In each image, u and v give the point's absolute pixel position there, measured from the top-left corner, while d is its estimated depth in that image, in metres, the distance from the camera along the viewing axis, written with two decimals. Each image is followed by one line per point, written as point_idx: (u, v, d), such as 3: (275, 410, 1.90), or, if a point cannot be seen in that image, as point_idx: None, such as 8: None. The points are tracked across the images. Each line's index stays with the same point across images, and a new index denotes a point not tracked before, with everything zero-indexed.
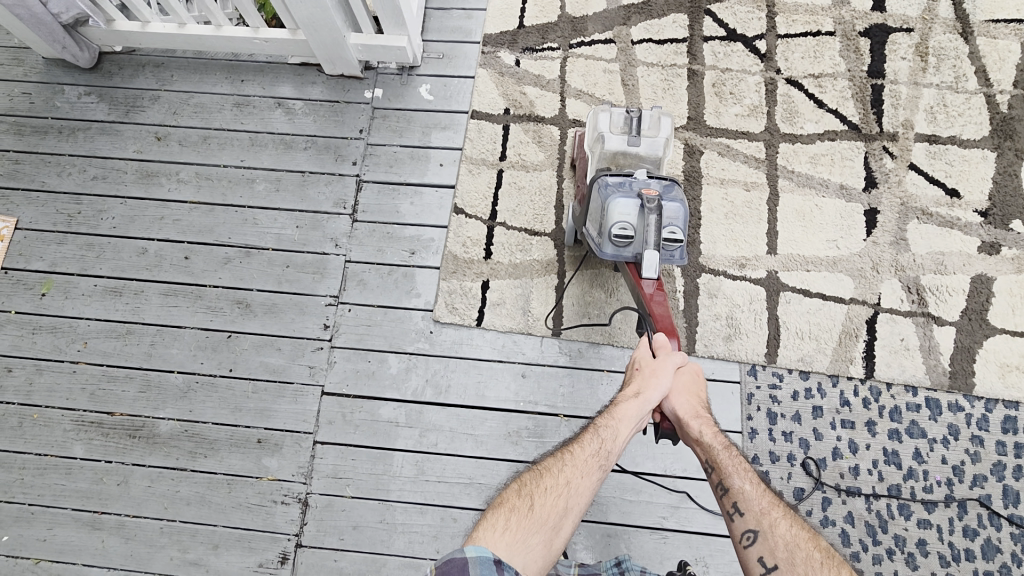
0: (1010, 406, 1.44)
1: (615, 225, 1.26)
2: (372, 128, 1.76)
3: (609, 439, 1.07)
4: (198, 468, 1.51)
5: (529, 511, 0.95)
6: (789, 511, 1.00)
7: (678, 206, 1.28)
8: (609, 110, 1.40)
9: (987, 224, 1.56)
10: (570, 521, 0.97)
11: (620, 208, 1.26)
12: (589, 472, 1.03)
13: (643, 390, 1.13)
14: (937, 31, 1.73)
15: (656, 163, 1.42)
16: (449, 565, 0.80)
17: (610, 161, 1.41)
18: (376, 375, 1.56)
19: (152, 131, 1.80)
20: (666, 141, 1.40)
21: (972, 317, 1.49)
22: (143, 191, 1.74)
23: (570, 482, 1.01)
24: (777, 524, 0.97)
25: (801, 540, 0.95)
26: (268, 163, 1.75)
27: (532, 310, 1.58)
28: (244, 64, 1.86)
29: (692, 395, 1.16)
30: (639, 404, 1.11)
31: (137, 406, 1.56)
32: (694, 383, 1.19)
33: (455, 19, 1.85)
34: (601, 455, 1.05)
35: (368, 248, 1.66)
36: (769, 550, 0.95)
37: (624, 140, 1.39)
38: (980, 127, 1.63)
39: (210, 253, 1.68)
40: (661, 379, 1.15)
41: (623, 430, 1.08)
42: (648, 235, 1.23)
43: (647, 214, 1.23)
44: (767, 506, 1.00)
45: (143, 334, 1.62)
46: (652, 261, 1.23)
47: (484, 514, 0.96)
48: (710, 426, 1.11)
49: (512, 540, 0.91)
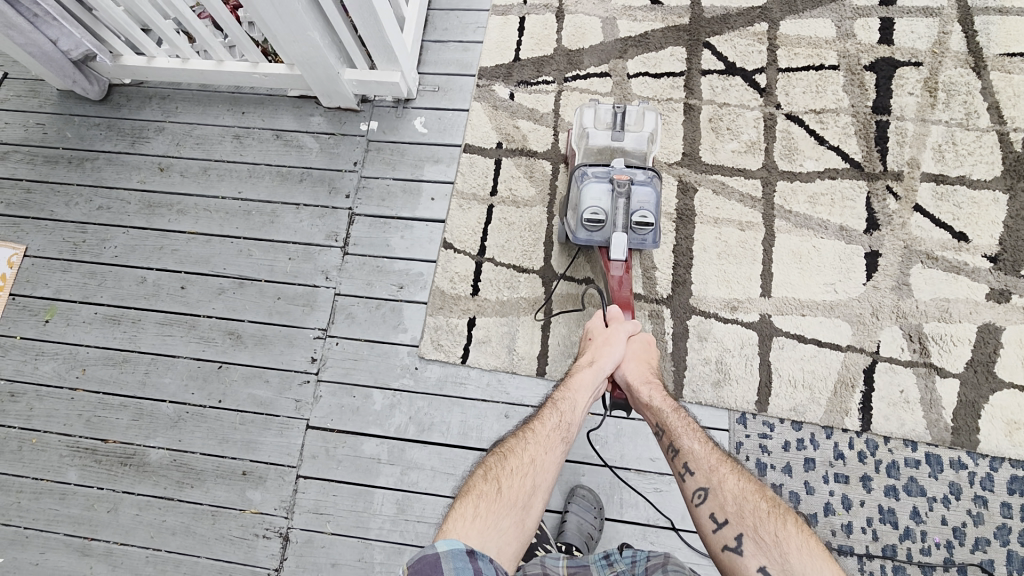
0: (1016, 465, 1.36)
1: (587, 209, 1.32)
2: (366, 160, 1.78)
3: (568, 411, 1.14)
4: (185, 498, 1.53)
5: (497, 495, 0.98)
6: (736, 466, 1.05)
7: (650, 191, 1.34)
8: (594, 106, 1.45)
9: (996, 270, 1.48)
10: (539, 498, 1.01)
11: (592, 193, 1.33)
12: (552, 447, 1.08)
13: (597, 360, 1.24)
14: (948, 65, 1.66)
15: (642, 158, 1.44)
16: (421, 564, 0.81)
17: (596, 157, 1.45)
18: (361, 410, 1.56)
19: (155, 162, 1.85)
20: (650, 135, 1.42)
21: (978, 369, 1.42)
22: (145, 221, 1.79)
23: (535, 460, 1.06)
24: (725, 479, 1.03)
25: (748, 492, 0.99)
26: (265, 195, 1.78)
27: (518, 349, 1.56)
28: (246, 96, 1.89)
29: (641, 361, 1.28)
30: (593, 372, 1.21)
31: (129, 435, 1.60)
32: (645, 351, 1.31)
33: (452, 51, 1.86)
34: (562, 428, 1.11)
35: (358, 281, 1.67)
36: (719, 505, 1.00)
37: (608, 135, 1.43)
38: (992, 166, 1.56)
39: (205, 283, 1.71)
40: (614, 346, 1.27)
41: (580, 399, 1.17)
42: (617, 218, 1.32)
43: (617, 198, 1.31)
44: (715, 464, 1.05)
45: (138, 363, 1.66)
46: (620, 243, 1.30)
47: (452, 505, 0.98)
48: (659, 391, 1.21)
49: (483, 527, 0.93)
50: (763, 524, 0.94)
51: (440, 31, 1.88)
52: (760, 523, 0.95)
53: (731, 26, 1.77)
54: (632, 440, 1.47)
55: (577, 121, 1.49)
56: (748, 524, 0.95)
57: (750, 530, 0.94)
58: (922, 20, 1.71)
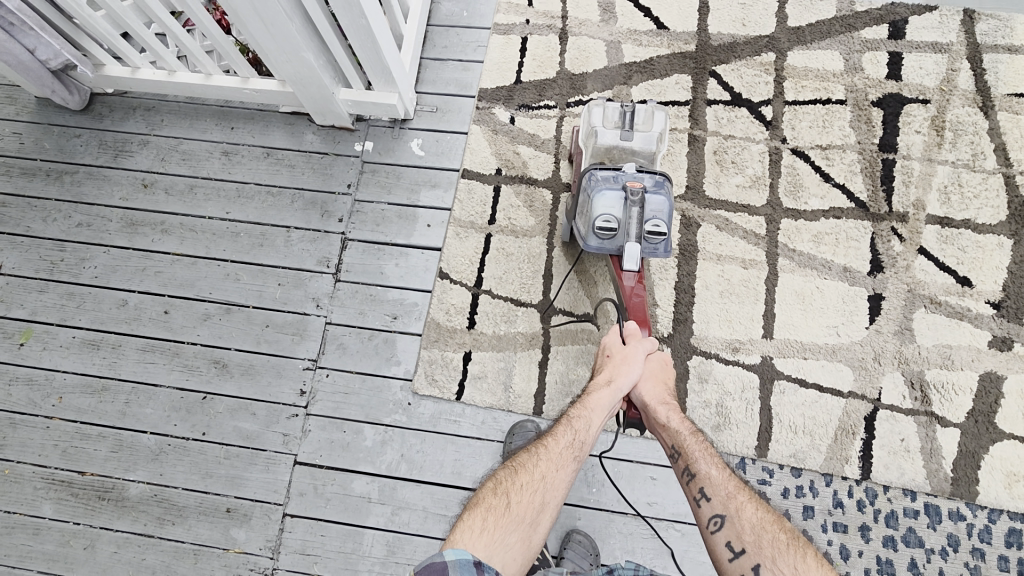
0: (1015, 517, 1.35)
1: (599, 217, 1.25)
2: (360, 183, 1.72)
3: (582, 430, 1.11)
4: (166, 536, 1.47)
5: (506, 509, 0.97)
6: (753, 495, 1.03)
7: (663, 200, 1.26)
8: (603, 103, 1.38)
9: (999, 317, 1.47)
10: (547, 515, 1.00)
11: (604, 201, 1.26)
12: (564, 464, 1.06)
13: (615, 379, 1.17)
14: (955, 103, 1.64)
15: (650, 159, 1.40)
16: (429, 570, 0.80)
17: (603, 156, 1.39)
18: (351, 446, 1.51)
19: (139, 178, 1.77)
20: (660, 135, 1.37)
21: (979, 420, 1.40)
22: (126, 240, 1.71)
23: (546, 477, 1.04)
24: (743, 507, 1.01)
25: (766, 523, 0.98)
26: (253, 216, 1.71)
27: (514, 386, 1.52)
28: (235, 110, 1.82)
29: (658, 382, 1.20)
30: (611, 393, 1.15)
31: (108, 467, 1.53)
32: (662, 371, 1.23)
33: (452, 70, 1.80)
34: (575, 447, 1.09)
35: (350, 310, 1.61)
36: (737, 534, 0.99)
37: (617, 135, 1.37)
38: (997, 210, 1.54)
39: (189, 308, 1.65)
40: (632, 366, 1.19)
41: (595, 419, 1.13)
42: (630, 228, 1.25)
43: (630, 206, 1.24)
44: (733, 491, 1.03)
45: (119, 392, 1.59)
46: (633, 253, 1.24)
47: (461, 516, 0.97)
48: (677, 412, 1.16)
49: (490, 541, 0.92)
50: (781, 555, 0.93)
51: (439, 48, 1.82)
52: (778, 554, 0.93)
53: (738, 55, 1.73)
54: (629, 483, 1.44)
55: (585, 118, 1.43)
56: (766, 555, 0.94)
57: (767, 561, 0.93)
58: (931, 56, 1.68)
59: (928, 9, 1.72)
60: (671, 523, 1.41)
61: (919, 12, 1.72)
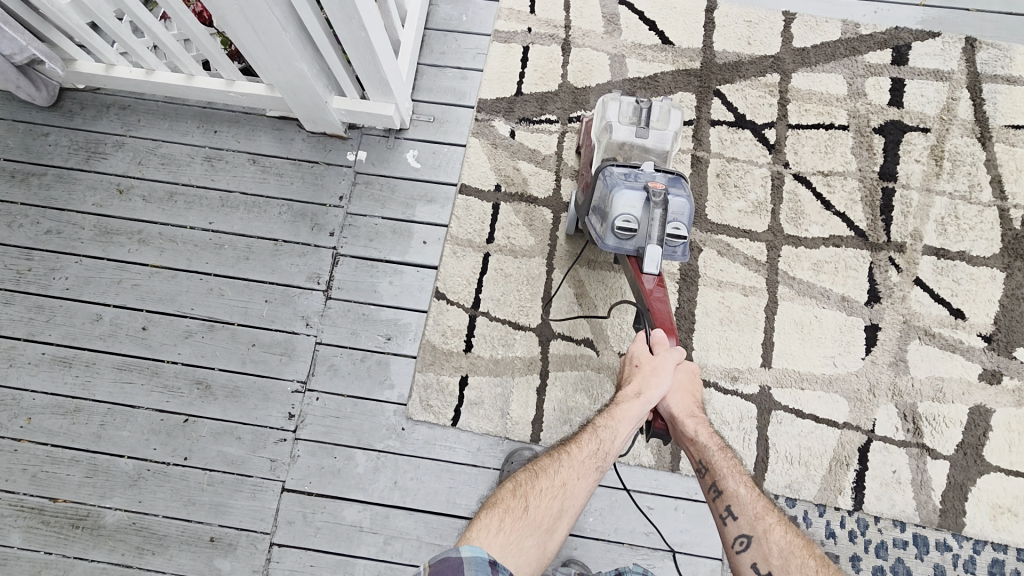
0: (998, 548, 1.39)
1: (619, 217, 1.19)
2: (352, 195, 1.64)
3: (607, 440, 1.06)
4: (145, 566, 1.41)
5: (524, 513, 0.93)
6: (782, 517, 1.01)
7: (685, 202, 1.20)
8: (619, 99, 1.36)
9: (990, 350, 1.50)
10: (564, 523, 0.96)
11: (625, 200, 1.19)
12: (585, 473, 1.03)
13: (645, 390, 1.11)
14: (955, 133, 1.64)
15: (663, 157, 1.38)
16: (444, 565, 0.77)
17: (616, 152, 1.36)
18: (342, 473, 1.46)
19: (113, 182, 1.66)
20: (674, 134, 1.37)
21: (967, 452, 1.44)
22: (100, 249, 1.61)
23: (566, 483, 1.00)
24: (771, 530, 0.99)
25: (796, 548, 0.95)
26: (238, 227, 1.62)
27: (511, 413, 1.49)
28: (218, 112, 1.71)
29: (687, 394, 1.15)
30: (640, 406, 1.10)
31: (82, 493, 1.45)
32: (689, 382, 1.18)
33: (449, 78, 1.73)
34: (598, 456, 1.05)
35: (342, 330, 1.55)
36: (763, 556, 0.97)
37: (632, 130, 1.34)
38: (991, 243, 1.56)
39: (170, 324, 1.56)
40: (662, 378, 1.12)
41: (622, 430, 1.07)
42: (652, 230, 1.17)
43: (652, 208, 1.17)
44: (761, 512, 1.02)
45: (93, 413, 1.50)
46: (654, 256, 1.17)
47: (477, 515, 0.94)
48: (706, 427, 1.12)
49: (506, 542, 0.89)
50: None
51: (437, 54, 1.74)
52: None
53: (743, 75, 1.70)
54: (626, 513, 1.43)
55: (597, 112, 1.40)
56: None
57: None
58: (932, 83, 1.68)
59: (931, 35, 1.71)
60: (668, 554, 1.41)
61: (922, 38, 1.71)
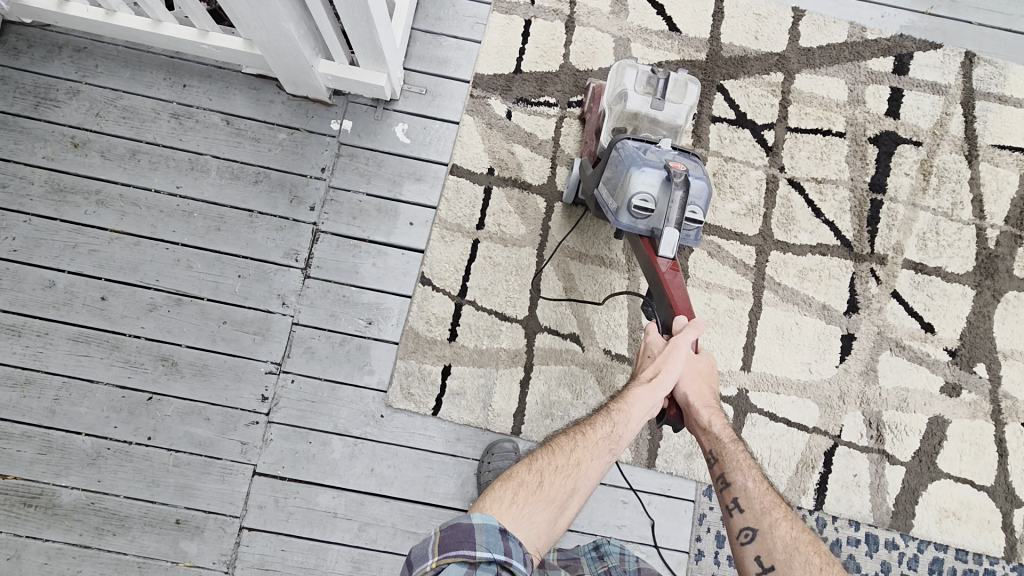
0: (939, 548, 1.49)
1: (636, 195, 1.14)
2: (336, 167, 1.54)
3: (621, 423, 1.03)
4: (105, 547, 1.36)
5: (537, 488, 0.90)
6: (789, 512, 1.02)
7: (704, 184, 1.16)
8: (636, 65, 1.33)
9: (953, 364, 1.57)
10: (576, 501, 0.93)
11: (643, 178, 1.14)
12: (599, 455, 0.99)
13: (658, 373, 1.08)
14: (944, 149, 1.66)
15: (674, 132, 1.36)
16: (455, 529, 0.76)
17: (627, 121, 1.35)
18: (317, 459, 1.43)
19: (67, 134, 1.50)
20: (690, 108, 1.34)
21: (923, 459, 1.52)
22: (52, 209, 1.47)
23: (580, 463, 0.97)
24: (777, 525, 1.00)
25: (800, 543, 0.97)
26: (209, 194, 1.51)
27: (493, 405, 1.48)
28: (188, 64, 1.56)
29: (704, 383, 1.12)
30: (652, 390, 1.07)
31: (35, 471, 1.37)
32: (708, 372, 1.14)
33: (444, 48, 1.62)
34: (612, 439, 1.01)
35: (320, 311, 1.48)
36: (767, 550, 0.97)
37: (647, 101, 1.32)
38: (966, 260, 1.61)
39: (132, 296, 1.46)
40: (675, 362, 1.08)
41: (634, 414, 1.04)
42: (670, 212, 1.12)
43: (673, 188, 1.12)
44: (769, 507, 1.02)
45: (46, 387, 1.41)
46: (670, 240, 1.12)
47: (490, 486, 0.91)
48: (720, 417, 1.10)
49: (518, 515, 0.86)
50: None
51: (432, 19, 1.63)
52: None
53: (747, 71, 1.66)
54: (601, 506, 1.46)
55: (612, 78, 1.37)
56: None
57: None
58: (929, 96, 1.68)
59: (933, 46, 1.70)
60: (638, 546, 1.46)
61: (924, 48, 1.70)
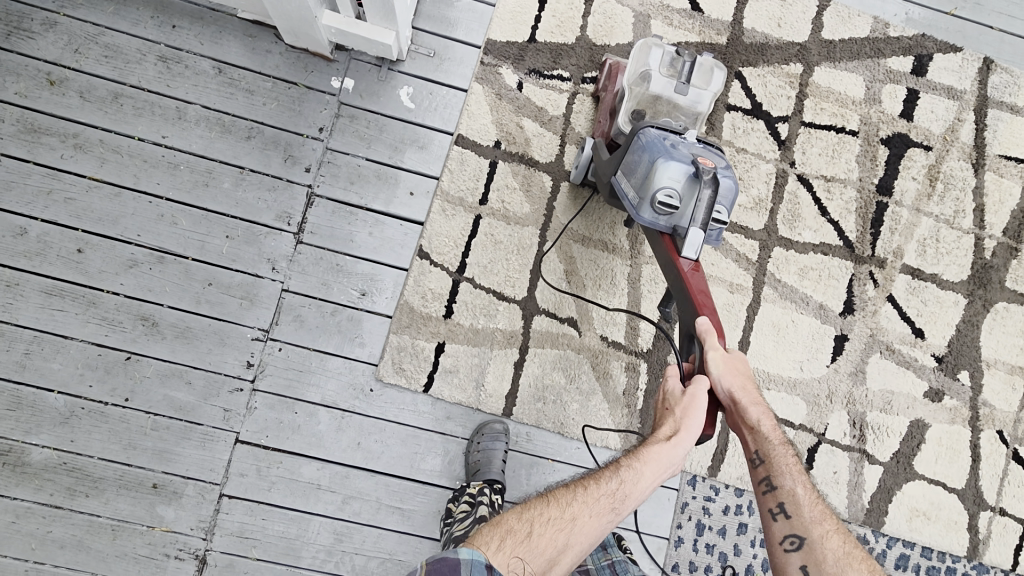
0: (907, 545, 1.55)
1: (660, 190, 1.10)
2: (334, 128, 1.46)
3: (629, 482, 1.00)
4: (77, 509, 1.32)
5: (526, 538, 0.91)
6: (838, 524, 1.03)
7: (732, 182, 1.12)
8: (662, 46, 1.29)
9: (939, 370, 1.59)
10: (566, 559, 0.92)
11: (670, 173, 1.10)
12: (598, 513, 0.97)
13: (676, 433, 1.01)
14: (953, 155, 1.65)
15: (694, 119, 1.32)
16: (440, 563, 0.82)
17: (646, 105, 1.31)
18: (302, 429, 1.39)
19: (42, 70, 1.38)
20: (714, 95, 1.30)
21: (900, 460, 1.56)
22: (24, 150, 1.36)
23: (576, 518, 0.96)
24: (829, 536, 1.01)
25: (850, 558, 0.99)
26: (197, 147, 1.41)
27: (486, 384, 1.45)
28: (178, 3, 1.44)
29: (743, 376, 1.04)
30: (671, 450, 1.01)
31: (3, 427, 1.31)
32: (744, 371, 1.05)
33: (456, 9, 1.53)
34: (616, 498, 0.99)
35: (312, 279, 1.43)
36: (813, 560, 0.99)
37: (670, 84, 1.28)
38: (961, 269, 1.63)
39: (111, 250, 1.37)
40: (696, 418, 1.00)
41: (645, 475, 1.00)
42: (696, 212, 1.10)
43: (701, 186, 1.09)
44: (819, 517, 1.03)
45: (16, 341, 1.33)
46: (694, 240, 1.10)
47: (480, 529, 0.93)
48: (769, 416, 1.05)
49: (503, 563, 0.87)
50: None
51: None
52: None
53: (767, 60, 1.61)
54: None
55: (634, 56, 1.32)
56: None
57: None
58: (943, 100, 1.66)
59: (953, 49, 1.67)
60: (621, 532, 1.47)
61: (945, 50, 1.67)
